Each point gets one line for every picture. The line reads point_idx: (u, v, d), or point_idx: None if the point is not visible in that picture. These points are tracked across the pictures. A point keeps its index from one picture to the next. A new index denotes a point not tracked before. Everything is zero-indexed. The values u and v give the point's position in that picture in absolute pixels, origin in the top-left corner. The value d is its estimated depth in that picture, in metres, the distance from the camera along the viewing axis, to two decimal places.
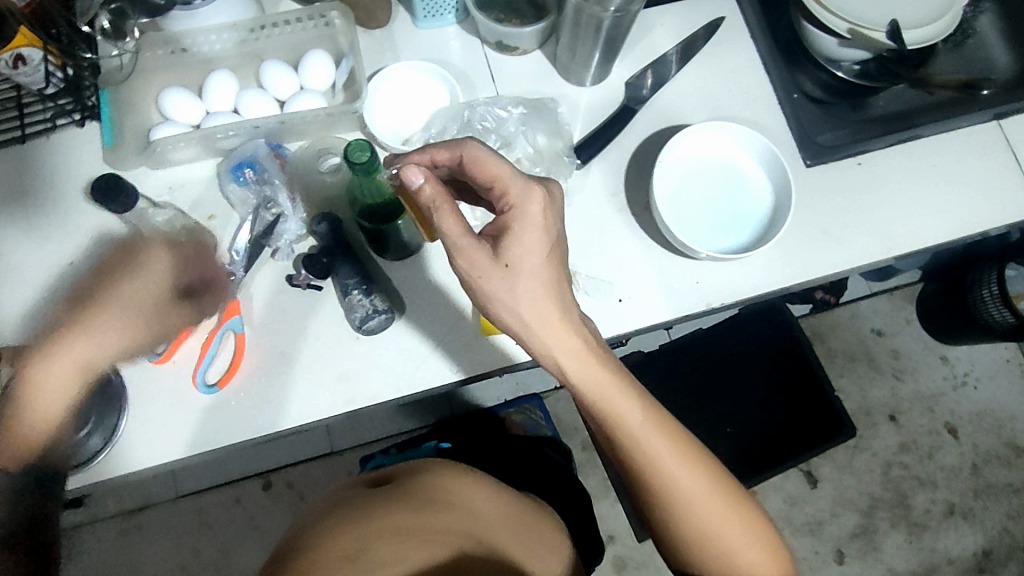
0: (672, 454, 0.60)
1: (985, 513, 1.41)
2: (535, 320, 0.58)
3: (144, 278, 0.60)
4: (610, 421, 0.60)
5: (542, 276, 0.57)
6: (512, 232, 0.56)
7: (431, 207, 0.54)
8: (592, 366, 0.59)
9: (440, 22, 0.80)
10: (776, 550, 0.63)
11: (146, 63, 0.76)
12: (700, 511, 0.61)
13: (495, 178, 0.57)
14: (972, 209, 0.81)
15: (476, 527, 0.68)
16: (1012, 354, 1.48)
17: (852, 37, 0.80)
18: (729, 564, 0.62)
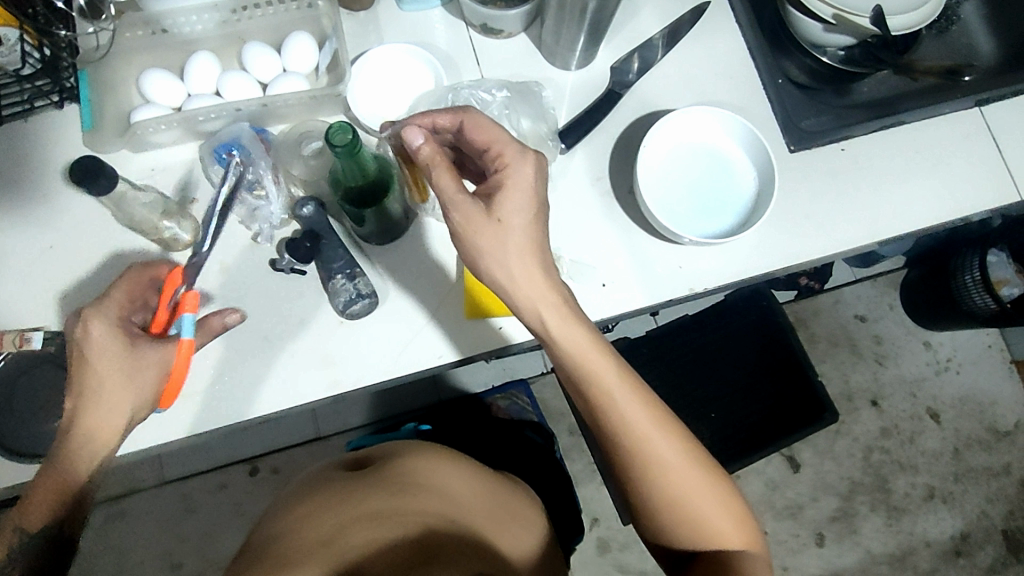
0: (649, 420, 0.62)
1: (964, 497, 1.43)
2: (525, 275, 0.59)
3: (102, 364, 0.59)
4: (591, 382, 0.62)
5: (531, 234, 0.59)
6: (504, 190, 0.58)
7: (429, 165, 0.57)
8: (574, 327, 0.61)
9: (424, 4, 0.79)
10: (747, 524, 0.64)
11: (124, 44, 0.74)
12: (675, 479, 0.62)
13: (492, 141, 0.59)
14: (954, 196, 0.82)
15: (451, 507, 0.68)
16: (994, 340, 1.50)
17: (837, 23, 0.80)
18: (702, 534, 0.62)
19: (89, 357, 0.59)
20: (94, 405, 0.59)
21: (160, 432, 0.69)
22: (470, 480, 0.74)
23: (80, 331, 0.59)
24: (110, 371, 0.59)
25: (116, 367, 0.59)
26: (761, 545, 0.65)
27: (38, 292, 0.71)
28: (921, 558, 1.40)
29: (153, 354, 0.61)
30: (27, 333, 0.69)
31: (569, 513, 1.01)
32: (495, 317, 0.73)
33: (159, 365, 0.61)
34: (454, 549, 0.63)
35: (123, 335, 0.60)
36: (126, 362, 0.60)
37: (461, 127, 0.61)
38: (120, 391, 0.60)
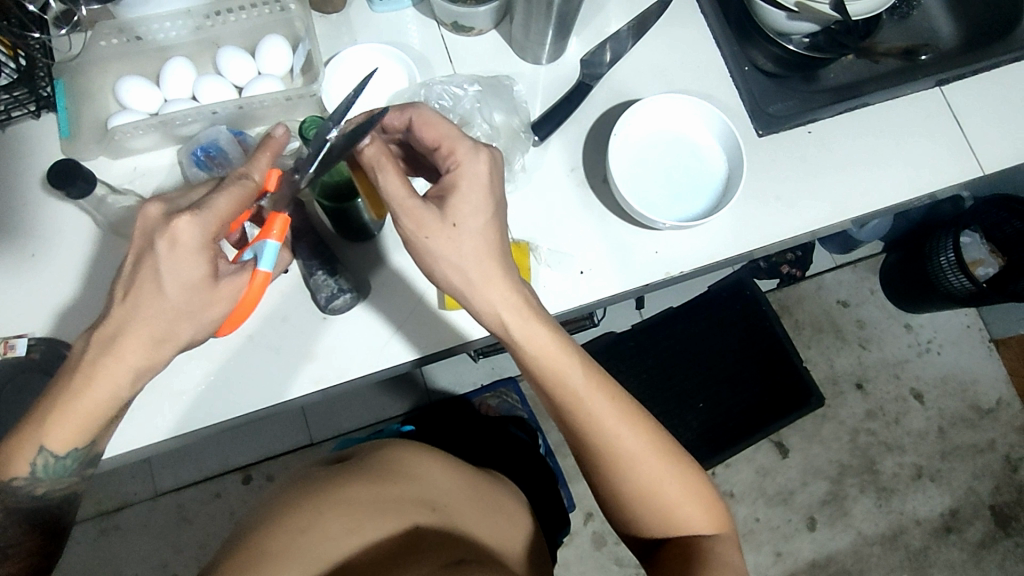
0: (613, 413, 0.63)
1: (951, 474, 1.46)
2: (484, 276, 0.61)
3: (153, 292, 0.56)
4: (554, 379, 0.64)
5: (488, 234, 0.61)
6: (459, 192, 0.60)
7: (375, 166, 0.58)
8: (534, 325, 0.63)
9: (396, 5, 0.81)
10: (714, 508, 0.66)
11: (98, 53, 0.74)
12: (641, 468, 0.63)
13: (442, 137, 0.61)
14: (920, 175, 0.84)
15: (433, 497, 0.70)
16: (972, 319, 1.53)
17: (801, 10, 0.82)
18: (669, 519, 0.64)
19: (164, 273, 0.55)
20: (146, 327, 0.56)
21: (153, 433, 0.71)
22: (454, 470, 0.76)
23: (171, 238, 0.54)
24: (182, 295, 0.56)
25: (188, 295, 0.56)
26: (729, 527, 0.67)
27: (24, 301, 0.72)
28: (912, 537, 1.42)
29: (228, 286, 0.57)
30: (12, 340, 0.70)
31: (557, 517, 0.98)
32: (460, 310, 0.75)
33: (229, 298, 0.57)
34: (435, 538, 0.65)
35: (208, 258, 0.56)
36: (196, 291, 0.56)
37: (410, 124, 0.63)
38: (176, 318, 0.56)
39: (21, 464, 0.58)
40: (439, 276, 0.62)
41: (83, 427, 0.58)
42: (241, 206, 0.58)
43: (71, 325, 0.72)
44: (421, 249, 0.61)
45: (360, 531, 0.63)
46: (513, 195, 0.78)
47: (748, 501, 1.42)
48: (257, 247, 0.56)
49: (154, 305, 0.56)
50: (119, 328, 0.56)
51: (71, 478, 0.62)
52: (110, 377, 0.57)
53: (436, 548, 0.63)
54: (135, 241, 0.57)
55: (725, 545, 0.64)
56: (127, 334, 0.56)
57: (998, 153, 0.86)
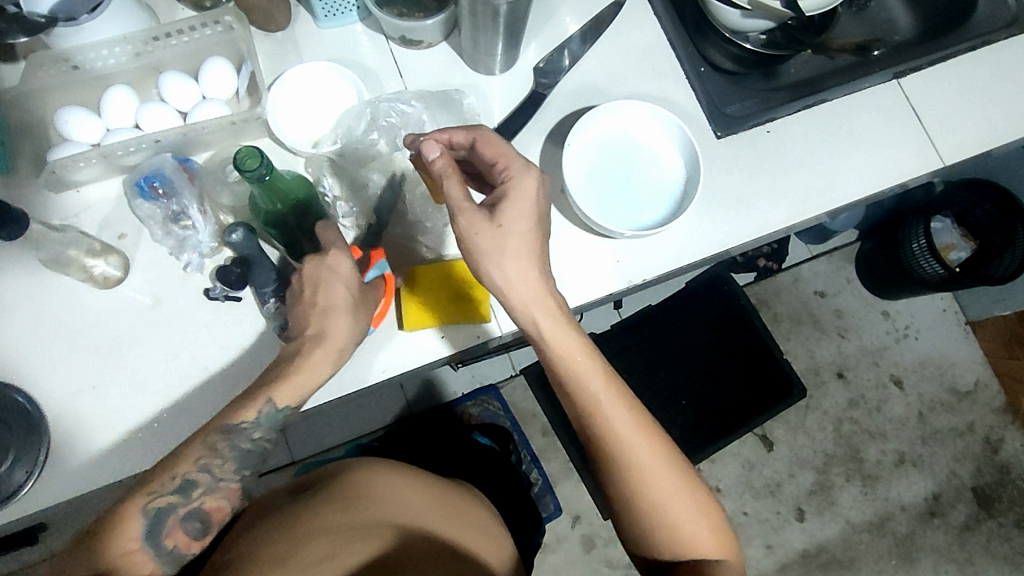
0: (631, 424, 0.63)
1: (933, 458, 1.46)
2: (516, 286, 0.62)
3: (337, 292, 0.66)
4: (575, 381, 0.63)
5: (526, 242, 0.62)
6: (509, 200, 0.62)
7: (441, 176, 0.60)
8: (564, 331, 0.63)
9: (342, 21, 0.80)
10: (724, 534, 0.64)
11: (36, 83, 0.72)
12: (652, 484, 0.62)
13: (500, 155, 0.63)
14: (880, 170, 0.84)
15: (407, 519, 0.68)
16: (948, 303, 1.53)
17: (753, 8, 0.80)
18: (677, 541, 0.63)
19: (338, 282, 0.66)
20: (328, 335, 0.66)
21: (107, 475, 0.68)
22: (427, 487, 0.75)
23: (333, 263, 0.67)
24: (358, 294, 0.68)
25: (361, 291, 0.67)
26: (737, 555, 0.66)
27: None
28: (898, 523, 1.43)
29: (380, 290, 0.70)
30: None
31: (531, 520, 0.96)
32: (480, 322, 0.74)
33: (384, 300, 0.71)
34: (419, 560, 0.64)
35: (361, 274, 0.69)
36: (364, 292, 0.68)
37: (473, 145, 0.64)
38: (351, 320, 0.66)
39: (250, 410, 0.65)
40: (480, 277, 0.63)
41: (294, 396, 0.66)
42: None
43: (24, 366, 0.70)
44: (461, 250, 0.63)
45: (343, 557, 0.62)
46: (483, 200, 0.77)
47: (735, 496, 1.42)
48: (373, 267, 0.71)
49: (341, 297, 0.66)
50: (322, 324, 0.66)
51: (263, 434, 0.66)
52: (315, 363, 0.66)
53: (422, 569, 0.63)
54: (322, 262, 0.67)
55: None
56: (326, 319, 0.66)
57: (957, 144, 0.85)
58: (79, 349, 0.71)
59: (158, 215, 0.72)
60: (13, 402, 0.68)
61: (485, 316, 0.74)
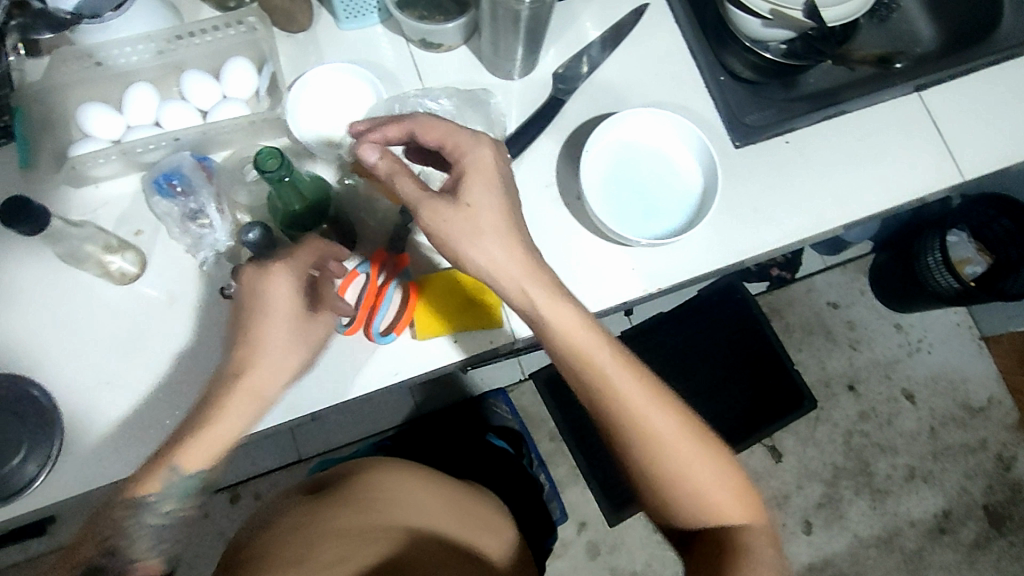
0: (644, 397, 0.61)
1: (944, 475, 1.45)
2: (500, 267, 0.60)
3: (265, 325, 0.60)
4: (580, 360, 0.62)
5: (494, 218, 0.60)
6: (468, 177, 0.60)
7: (390, 176, 0.60)
8: (563, 306, 0.62)
9: (364, 23, 0.80)
10: (749, 497, 0.63)
11: (58, 79, 0.73)
12: (671, 454, 0.60)
13: (444, 135, 0.61)
14: (898, 183, 0.83)
15: (420, 523, 0.68)
16: (963, 318, 1.51)
17: (775, 18, 0.80)
18: (700, 507, 0.61)
19: (268, 313, 0.60)
20: (249, 372, 0.60)
21: (119, 469, 0.68)
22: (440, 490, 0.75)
23: (267, 287, 0.60)
24: (288, 327, 0.61)
25: (293, 324, 0.61)
26: (763, 516, 0.64)
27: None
28: (907, 539, 1.42)
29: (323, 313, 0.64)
30: None
31: (542, 524, 0.95)
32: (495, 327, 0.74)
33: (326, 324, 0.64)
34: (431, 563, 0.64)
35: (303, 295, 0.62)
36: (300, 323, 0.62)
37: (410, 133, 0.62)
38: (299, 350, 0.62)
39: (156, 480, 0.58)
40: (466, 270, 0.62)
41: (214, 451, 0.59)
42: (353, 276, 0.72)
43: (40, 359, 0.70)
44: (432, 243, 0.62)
45: (355, 560, 0.62)
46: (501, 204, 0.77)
47: None
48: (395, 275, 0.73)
49: (268, 329, 0.60)
50: (243, 360, 0.60)
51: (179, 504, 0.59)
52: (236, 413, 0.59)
53: None
54: (268, 299, 0.60)
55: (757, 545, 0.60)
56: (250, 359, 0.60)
57: (978, 159, 0.85)
58: (94, 345, 0.71)
59: (178, 213, 0.72)
60: (28, 395, 0.69)
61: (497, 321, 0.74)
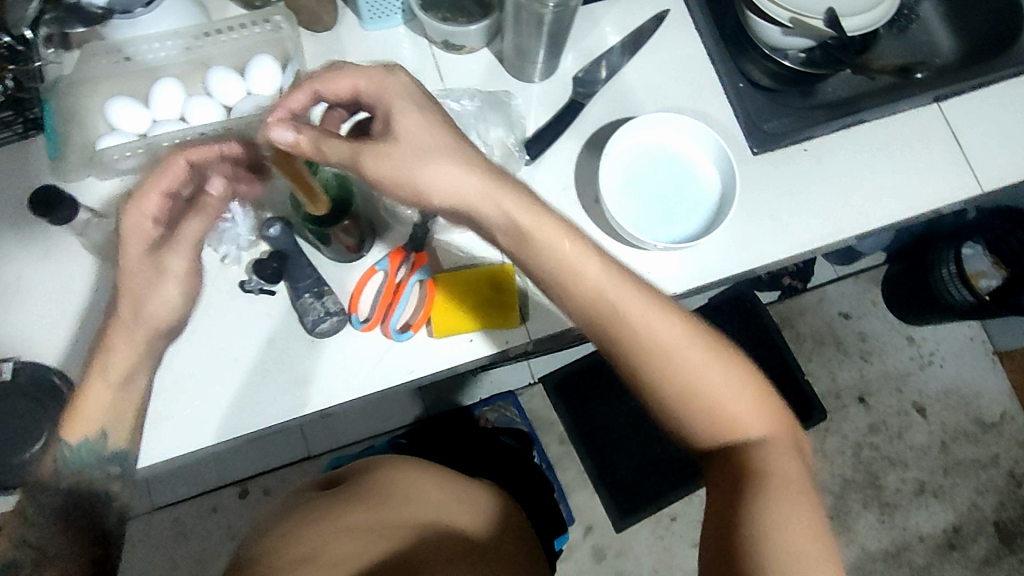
0: (639, 301, 0.54)
1: (954, 490, 1.44)
2: (463, 199, 0.56)
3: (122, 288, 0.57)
4: (565, 269, 0.55)
5: (435, 136, 0.56)
6: (395, 109, 0.57)
7: (315, 147, 0.57)
8: (540, 218, 0.55)
9: (387, 24, 0.81)
10: (770, 408, 0.55)
11: (86, 71, 0.75)
12: (674, 363, 0.53)
13: (349, 81, 0.58)
14: (915, 195, 0.83)
15: (433, 518, 0.69)
16: (976, 332, 1.50)
17: (794, 26, 0.82)
18: (713, 422, 0.54)
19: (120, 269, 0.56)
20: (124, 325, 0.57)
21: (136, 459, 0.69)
22: (453, 485, 0.75)
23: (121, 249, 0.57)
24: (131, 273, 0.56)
25: (148, 278, 0.57)
26: (789, 430, 0.56)
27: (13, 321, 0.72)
28: (915, 554, 1.40)
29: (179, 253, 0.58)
30: None
31: (556, 524, 0.95)
32: (510, 329, 0.75)
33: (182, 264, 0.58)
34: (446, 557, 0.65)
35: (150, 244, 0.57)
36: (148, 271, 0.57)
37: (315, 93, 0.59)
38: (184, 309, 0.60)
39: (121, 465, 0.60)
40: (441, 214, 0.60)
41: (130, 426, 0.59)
42: (371, 274, 0.74)
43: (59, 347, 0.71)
44: (392, 193, 0.59)
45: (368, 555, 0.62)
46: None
47: None
48: (413, 274, 0.74)
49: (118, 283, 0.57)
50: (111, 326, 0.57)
51: (95, 472, 0.58)
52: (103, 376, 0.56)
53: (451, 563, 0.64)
54: (132, 265, 0.56)
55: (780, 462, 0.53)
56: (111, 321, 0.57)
57: (995, 171, 0.84)
58: None
59: None
60: (48, 383, 0.69)
61: (513, 323, 0.74)
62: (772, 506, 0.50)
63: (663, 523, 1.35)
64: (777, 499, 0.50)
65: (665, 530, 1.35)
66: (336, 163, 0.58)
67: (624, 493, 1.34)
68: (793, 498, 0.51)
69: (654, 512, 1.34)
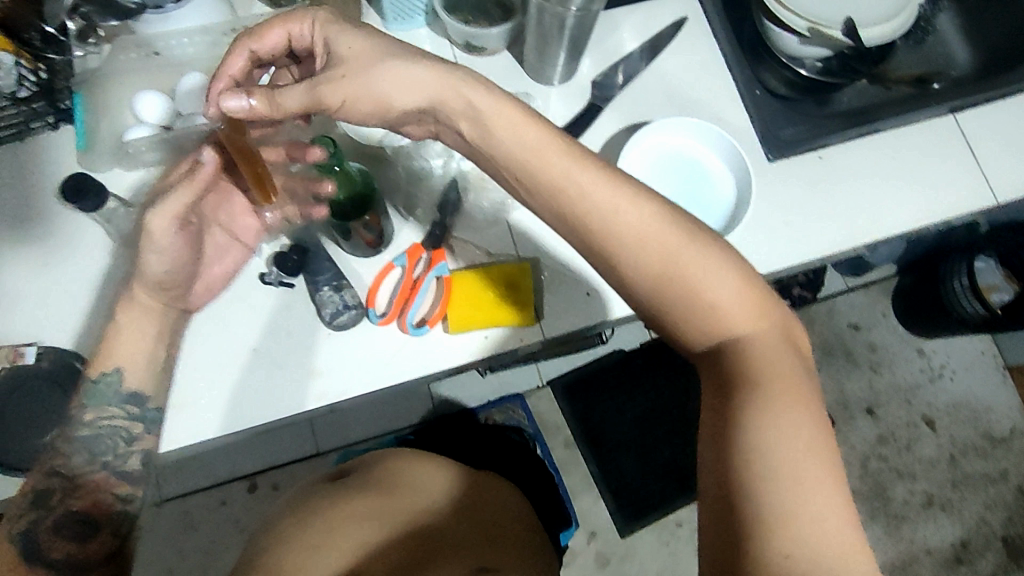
0: (608, 191, 0.52)
1: (962, 504, 1.43)
2: (431, 95, 0.56)
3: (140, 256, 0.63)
4: (536, 165, 0.53)
5: (371, 46, 0.58)
6: (329, 36, 0.59)
7: (270, 100, 0.58)
8: (504, 105, 0.54)
9: (410, 25, 0.82)
10: (761, 305, 0.51)
11: (116, 65, 0.78)
12: (648, 254, 0.50)
13: (279, 28, 0.62)
14: (929, 205, 0.83)
15: (441, 505, 0.70)
16: (987, 346, 1.50)
17: (812, 36, 0.82)
18: (698, 320, 0.50)
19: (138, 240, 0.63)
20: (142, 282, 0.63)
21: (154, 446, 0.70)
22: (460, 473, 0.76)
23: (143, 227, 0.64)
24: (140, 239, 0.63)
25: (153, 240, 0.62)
26: (784, 331, 0.51)
27: (35, 307, 0.73)
28: (922, 567, 1.40)
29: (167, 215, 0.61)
30: (21, 348, 0.70)
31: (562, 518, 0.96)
32: (525, 326, 0.75)
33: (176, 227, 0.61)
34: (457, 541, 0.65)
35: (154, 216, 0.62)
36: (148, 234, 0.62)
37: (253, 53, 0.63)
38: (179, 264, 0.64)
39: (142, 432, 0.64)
40: (412, 127, 0.62)
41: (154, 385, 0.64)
42: (388, 269, 0.75)
43: (80, 334, 0.72)
44: (363, 113, 0.59)
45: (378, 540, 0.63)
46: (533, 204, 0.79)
47: None
48: (430, 270, 0.75)
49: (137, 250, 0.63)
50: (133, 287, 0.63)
51: (116, 410, 0.62)
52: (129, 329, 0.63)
53: (464, 546, 0.65)
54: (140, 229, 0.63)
55: (777, 362, 0.49)
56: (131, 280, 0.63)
57: (1011, 184, 0.85)
58: None
59: None
60: (70, 368, 0.70)
61: (529, 321, 0.75)
62: (760, 410, 0.45)
63: (668, 529, 1.34)
64: (765, 402, 0.46)
65: (670, 536, 1.34)
66: (297, 113, 0.59)
67: (630, 498, 1.34)
68: (786, 403, 0.46)
69: (659, 518, 1.34)
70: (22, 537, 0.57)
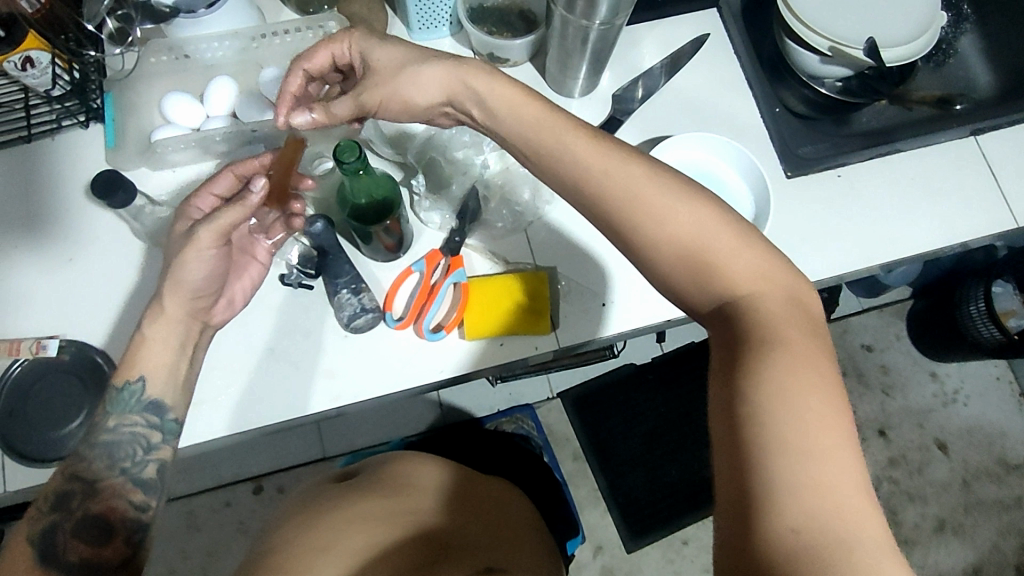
0: (604, 162, 0.53)
1: (976, 529, 1.41)
2: (447, 90, 0.59)
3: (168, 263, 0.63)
4: (538, 142, 0.55)
5: (407, 54, 0.60)
6: (369, 50, 0.61)
7: (330, 116, 0.63)
8: (504, 87, 0.57)
9: (434, 34, 0.83)
10: (767, 264, 0.49)
11: (148, 68, 0.80)
12: (645, 220, 0.51)
13: (327, 50, 0.63)
14: (950, 226, 0.83)
15: (442, 506, 0.70)
16: (1002, 371, 1.48)
17: (833, 54, 0.83)
18: (701, 284, 0.50)
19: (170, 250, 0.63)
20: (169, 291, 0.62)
21: None
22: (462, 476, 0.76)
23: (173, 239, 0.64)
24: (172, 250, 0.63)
25: (184, 248, 0.62)
26: (797, 289, 0.49)
27: (57, 301, 0.74)
28: None
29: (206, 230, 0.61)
30: (43, 341, 0.72)
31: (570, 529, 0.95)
32: (539, 334, 0.76)
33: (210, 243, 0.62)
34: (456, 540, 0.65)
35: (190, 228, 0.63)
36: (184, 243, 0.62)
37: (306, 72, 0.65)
38: (214, 276, 0.65)
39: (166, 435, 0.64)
40: (441, 121, 0.64)
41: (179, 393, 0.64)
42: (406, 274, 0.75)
43: (100, 330, 0.74)
44: (395, 113, 0.62)
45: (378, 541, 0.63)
46: (553, 214, 0.80)
47: None
48: (449, 275, 0.75)
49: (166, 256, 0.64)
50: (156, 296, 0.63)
51: (138, 418, 0.62)
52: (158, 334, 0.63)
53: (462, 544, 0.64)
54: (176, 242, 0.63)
55: (788, 319, 0.47)
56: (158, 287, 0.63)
57: None
58: None
59: None
60: (92, 362, 0.72)
61: (544, 330, 0.75)
62: (762, 373, 0.44)
63: (675, 547, 1.33)
64: (768, 363, 0.44)
65: (675, 552, 1.33)
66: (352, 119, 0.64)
67: (637, 513, 1.33)
68: (791, 363, 0.44)
69: (666, 534, 1.32)
70: (40, 539, 0.56)
